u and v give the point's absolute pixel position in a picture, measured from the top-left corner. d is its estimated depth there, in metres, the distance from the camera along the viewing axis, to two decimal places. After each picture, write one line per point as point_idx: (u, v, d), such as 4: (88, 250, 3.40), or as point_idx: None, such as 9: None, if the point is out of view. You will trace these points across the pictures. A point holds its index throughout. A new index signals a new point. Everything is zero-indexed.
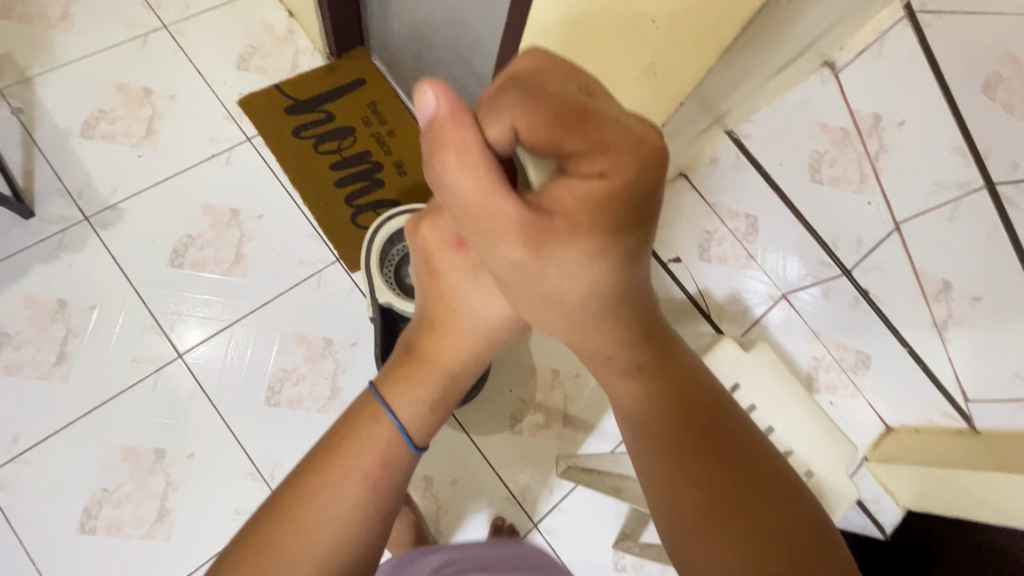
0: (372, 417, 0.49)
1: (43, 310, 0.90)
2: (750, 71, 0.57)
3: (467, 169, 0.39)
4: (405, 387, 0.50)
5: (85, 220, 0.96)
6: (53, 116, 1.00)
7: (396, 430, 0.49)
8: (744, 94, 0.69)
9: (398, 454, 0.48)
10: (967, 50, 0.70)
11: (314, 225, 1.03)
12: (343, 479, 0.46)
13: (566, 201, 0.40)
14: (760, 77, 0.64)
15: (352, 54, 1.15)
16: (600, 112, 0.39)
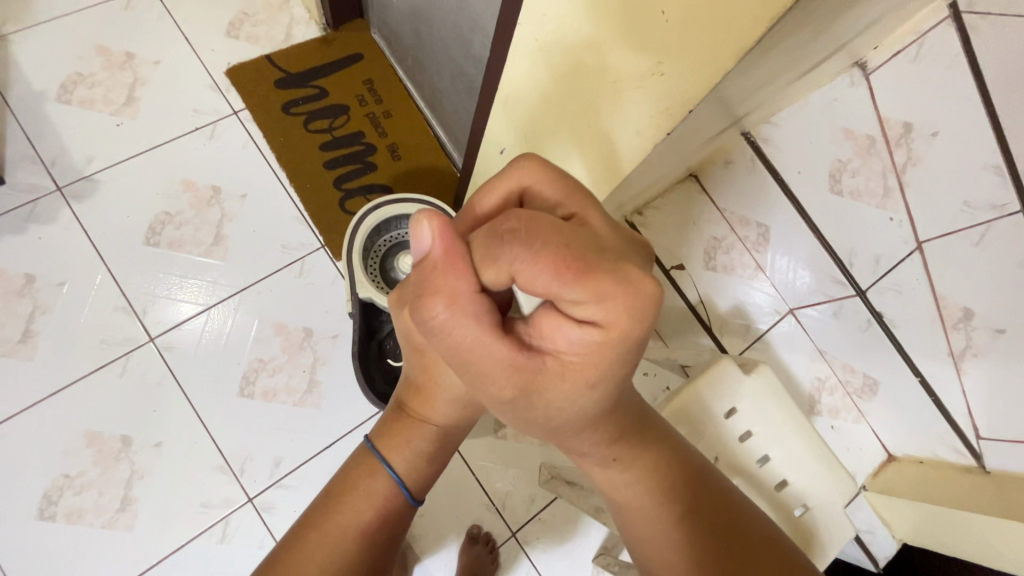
0: (370, 474, 0.51)
1: (10, 284, 0.86)
2: (775, 72, 0.48)
3: (455, 321, 0.35)
4: (399, 446, 0.51)
5: (57, 190, 0.91)
6: (29, 77, 0.94)
7: (394, 485, 0.51)
8: (763, 98, 0.63)
9: (396, 508, 0.51)
10: (1016, 58, 0.64)
11: (299, 209, 0.98)
12: (340, 540, 0.48)
13: (563, 351, 0.36)
14: (782, 81, 0.58)
15: (349, 26, 1.08)
16: (602, 262, 0.34)
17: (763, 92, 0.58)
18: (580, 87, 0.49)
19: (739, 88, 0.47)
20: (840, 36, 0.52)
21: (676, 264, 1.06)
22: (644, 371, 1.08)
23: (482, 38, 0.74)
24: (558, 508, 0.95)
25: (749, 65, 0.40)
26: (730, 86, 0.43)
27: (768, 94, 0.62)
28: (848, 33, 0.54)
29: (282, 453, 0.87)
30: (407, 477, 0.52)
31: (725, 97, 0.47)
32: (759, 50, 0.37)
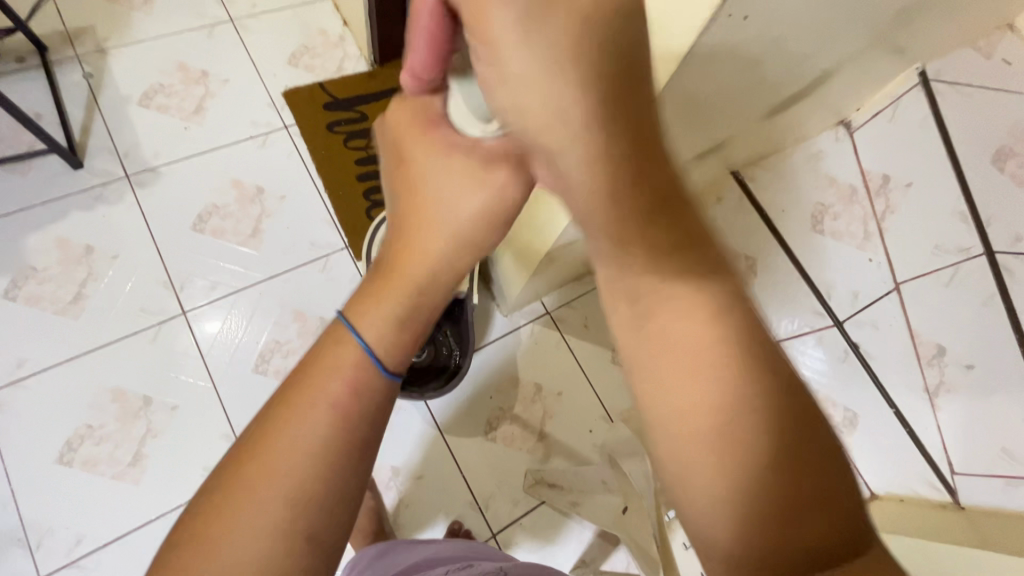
0: (334, 341, 0.39)
1: (71, 252, 0.97)
2: (733, 91, 0.56)
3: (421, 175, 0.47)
4: (371, 305, 0.39)
5: (125, 178, 1.04)
6: (118, 84, 1.11)
7: (365, 355, 0.39)
8: (738, 128, 0.71)
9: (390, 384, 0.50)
10: (978, 125, 0.76)
11: (330, 212, 1.09)
12: (304, 421, 0.36)
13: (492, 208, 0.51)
14: (754, 111, 0.66)
15: (393, 64, 1.24)
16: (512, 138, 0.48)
17: (738, 119, 0.68)
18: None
19: (703, 101, 0.55)
20: (799, 77, 0.62)
21: None
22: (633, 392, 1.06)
23: None
24: (539, 515, 0.97)
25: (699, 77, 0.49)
26: (691, 94, 0.52)
27: (742, 125, 0.71)
28: (806, 81, 0.64)
29: None
30: None
31: (692, 106, 0.56)
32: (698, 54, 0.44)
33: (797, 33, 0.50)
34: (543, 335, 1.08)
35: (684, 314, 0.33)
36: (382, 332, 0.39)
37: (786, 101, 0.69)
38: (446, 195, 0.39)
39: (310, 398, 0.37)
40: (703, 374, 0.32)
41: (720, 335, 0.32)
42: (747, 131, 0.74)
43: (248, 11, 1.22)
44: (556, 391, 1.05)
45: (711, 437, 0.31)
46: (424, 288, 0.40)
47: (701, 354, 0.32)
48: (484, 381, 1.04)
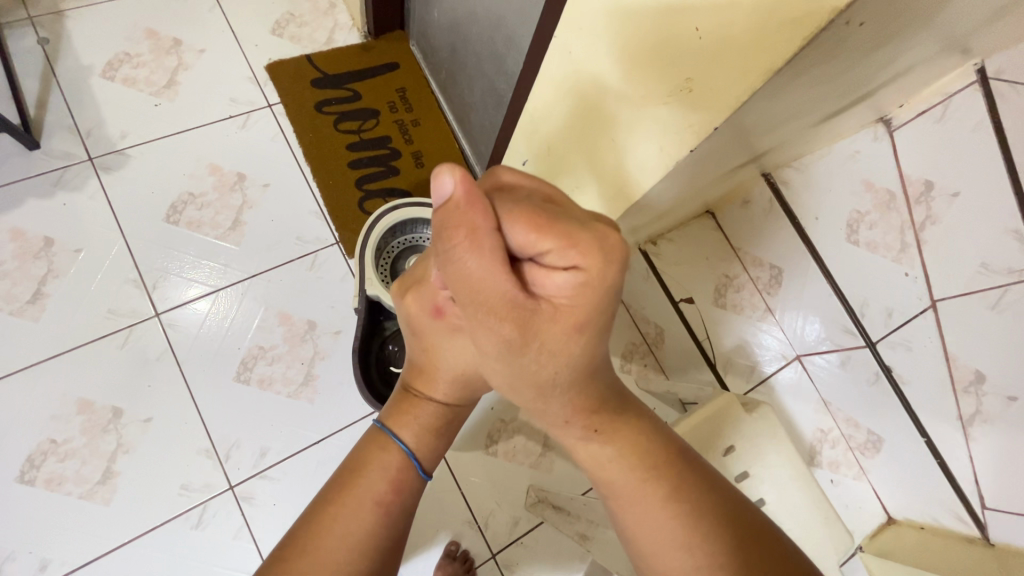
0: (381, 446, 0.52)
1: (29, 245, 0.87)
2: (802, 105, 0.50)
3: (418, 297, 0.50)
4: (406, 419, 0.52)
5: (88, 160, 0.93)
6: (78, 52, 0.98)
7: (405, 456, 0.51)
8: (786, 136, 0.62)
9: (408, 477, 0.51)
10: None
11: (319, 204, 0.99)
12: (358, 507, 0.48)
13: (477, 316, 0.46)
14: (812, 113, 0.57)
15: (389, 37, 1.12)
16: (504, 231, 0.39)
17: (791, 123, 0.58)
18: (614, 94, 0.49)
19: (770, 108, 0.46)
20: (871, 77, 0.52)
21: (685, 296, 1.04)
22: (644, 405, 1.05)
23: (515, 56, 0.76)
24: (541, 533, 0.92)
25: (783, 81, 0.39)
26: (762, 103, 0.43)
27: (791, 131, 0.62)
28: (876, 81, 0.55)
29: (270, 443, 0.86)
30: (419, 452, 0.52)
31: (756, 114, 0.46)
32: (790, 70, 0.37)
33: (889, 45, 0.44)
34: None
35: (604, 462, 0.48)
36: (419, 438, 0.52)
37: (842, 105, 0.60)
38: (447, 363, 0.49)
39: (357, 497, 0.48)
40: (641, 500, 0.47)
41: (648, 467, 0.48)
42: (791, 138, 0.66)
43: None
44: None
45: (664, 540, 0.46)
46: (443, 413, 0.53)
47: (636, 483, 0.48)
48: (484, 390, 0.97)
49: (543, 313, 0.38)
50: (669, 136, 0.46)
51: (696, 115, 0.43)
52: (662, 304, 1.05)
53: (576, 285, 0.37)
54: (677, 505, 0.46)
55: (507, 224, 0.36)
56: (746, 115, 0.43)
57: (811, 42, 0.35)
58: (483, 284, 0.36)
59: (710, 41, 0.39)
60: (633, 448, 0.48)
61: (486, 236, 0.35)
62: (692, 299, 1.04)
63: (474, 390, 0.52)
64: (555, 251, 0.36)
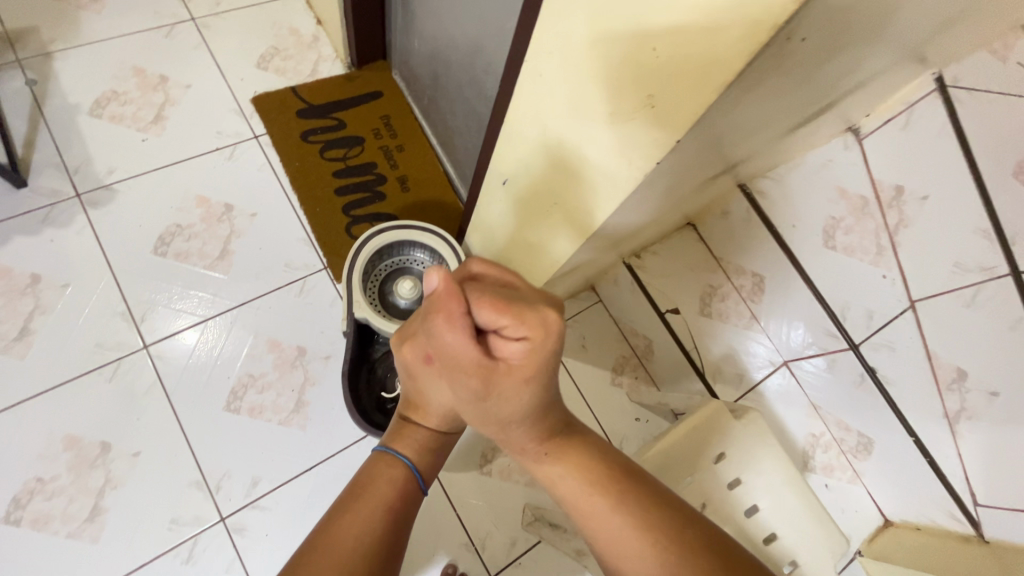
0: (386, 462, 0.53)
1: (16, 282, 0.87)
2: (764, 116, 0.52)
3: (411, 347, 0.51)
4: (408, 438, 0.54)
5: (76, 196, 0.94)
6: (66, 91, 1.00)
7: (409, 469, 0.53)
8: (757, 145, 0.64)
9: (413, 487, 0.53)
10: (999, 131, 0.69)
11: (307, 230, 1.01)
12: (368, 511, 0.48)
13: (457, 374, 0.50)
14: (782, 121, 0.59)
15: (372, 67, 1.15)
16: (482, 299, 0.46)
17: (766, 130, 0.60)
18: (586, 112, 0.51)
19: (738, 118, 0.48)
20: (830, 87, 0.55)
21: (671, 307, 1.05)
22: (637, 415, 1.07)
23: (493, 81, 0.79)
24: (540, 552, 0.91)
25: (738, 96, 0.41)
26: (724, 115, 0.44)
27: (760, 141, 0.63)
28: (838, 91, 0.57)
29: (261, 472, 0.85)
30: (421, 465, 0.54)
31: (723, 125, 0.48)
32: (743, 80, 0.39)
33: (839, 55, 0.46)
34: None
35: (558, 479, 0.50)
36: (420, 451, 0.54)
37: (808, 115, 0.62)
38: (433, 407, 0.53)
39: (368, 503, 0.49)
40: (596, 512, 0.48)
41: (606, 479, 0.49)
42: (762, 148, 0.67)
43: (211, 8, 1.12)
44: None
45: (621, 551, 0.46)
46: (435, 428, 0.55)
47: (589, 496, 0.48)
48: None
49: (504, 372, 0.42)
50: (636, 154, 0.48)
51: (660, 129, 0.44)
52: (649, 315, 1.06)
53: (529, 353, 0.41)
54: (630, 515, 0.46)
55: (475, 305, 0.41)
56: (708, 126, 0.45)
57: (758, 54, 0.36)
58: (456, 351, 0.42)
59: (669, 55, 0.41)
60: (584, 460, 0.50)
61: (456, 314, 0.41)
62: (678, 310, 1.05)
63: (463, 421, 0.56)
64: (512, 326, 0.41)
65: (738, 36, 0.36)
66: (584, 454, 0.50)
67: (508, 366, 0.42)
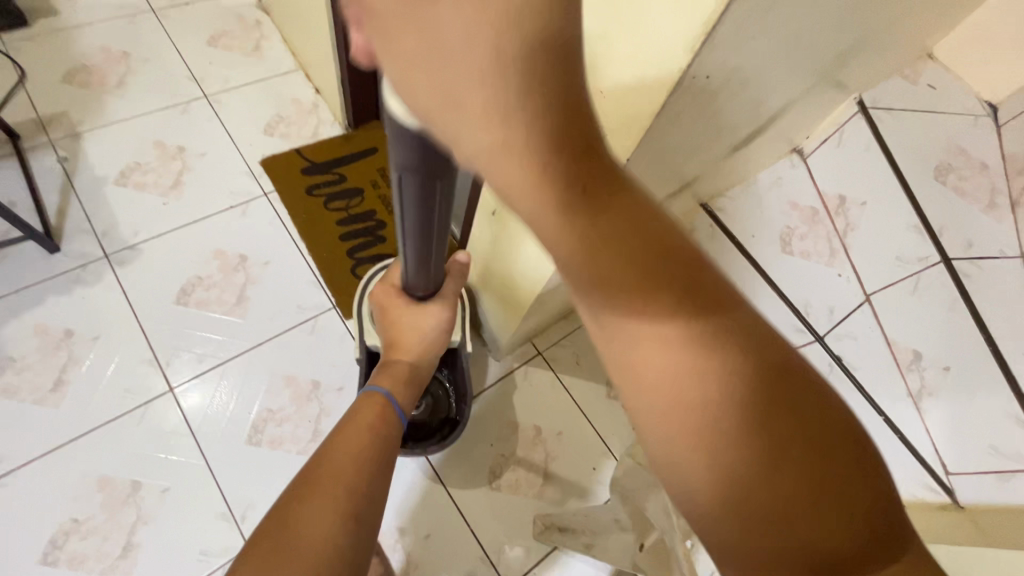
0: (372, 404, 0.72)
1: (51, 338, 0.95)
2: (699, 137, 0.62)
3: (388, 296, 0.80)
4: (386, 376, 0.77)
5: (104, 257, 1.03)
6: (94, 165, 1.11)
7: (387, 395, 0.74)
8: (710, 154, 0.73)
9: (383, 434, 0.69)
10: (913, 143, 0.88)
11: (315, 274, 1.10)
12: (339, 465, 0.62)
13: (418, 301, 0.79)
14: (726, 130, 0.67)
15: (366, 126, 1.28)
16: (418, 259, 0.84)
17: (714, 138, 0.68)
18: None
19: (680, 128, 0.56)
20: (762, 101, 0.64)
21: None
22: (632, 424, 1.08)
23: None
24: (554, 561, 0.95)
25: (674, 111, 0.50)
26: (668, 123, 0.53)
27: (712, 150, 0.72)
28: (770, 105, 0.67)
29: None
30: (395, 394, 0.76)
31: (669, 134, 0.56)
32: (667, 111, 0.49)
33: (751, 85, 0.57)
34: (536, 375, 1.11)
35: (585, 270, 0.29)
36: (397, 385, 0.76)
37: (752, 128, 0.72)
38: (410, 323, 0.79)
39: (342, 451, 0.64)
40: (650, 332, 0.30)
41: (661, 279, 0.29)
42: (716, 159, 0.77)
43: (221, 86, 1.26)
44: (555, 432, 1.06)
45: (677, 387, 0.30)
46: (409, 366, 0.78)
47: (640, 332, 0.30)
48: (481, 428, 1.04)
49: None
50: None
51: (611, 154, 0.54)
52: None
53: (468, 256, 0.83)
54: (704, 345, 0.29)
55: None
56: (648, 148, 0.54)
57: (673, 90, 0.46)
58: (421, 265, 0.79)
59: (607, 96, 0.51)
60: (649, 288, 0.29)
61: None
62: None
63: (429, 349, 0.81)
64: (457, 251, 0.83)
65: (665, 62, 0.44)
66: (653, 313, 0.29)
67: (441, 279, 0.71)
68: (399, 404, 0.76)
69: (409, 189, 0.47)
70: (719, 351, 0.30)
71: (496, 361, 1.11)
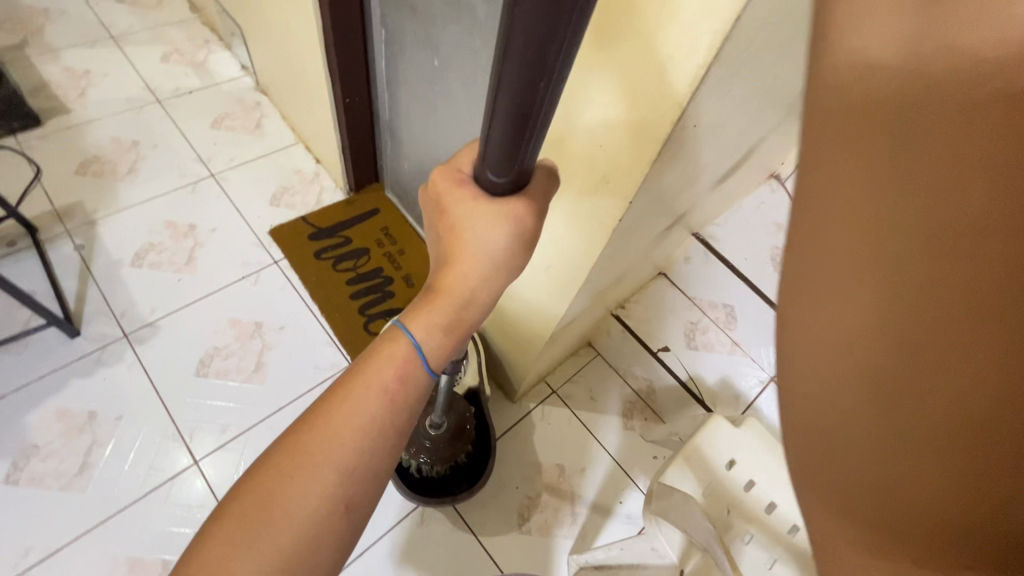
0: (393, 342, 0.49)
1: (74, 422, 0.96)
2: (693, 171, 0.67)
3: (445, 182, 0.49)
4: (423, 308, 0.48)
5: (123, 337, 1.05)
6: (109, 249, 1.15)
7: (413, 347, 0.49)
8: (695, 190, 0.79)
9: (411, 375, 0.49)
10: None
11: (330, 334, 1.13)
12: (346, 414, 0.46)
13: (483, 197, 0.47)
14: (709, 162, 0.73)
15: (367, 189, 1.35)
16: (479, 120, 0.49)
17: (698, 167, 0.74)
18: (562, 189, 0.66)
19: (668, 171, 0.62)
20: (736, 141, 0.71)
21: (661, 345, 1.16)
22: (655, 453, 1.10)
23: None
24: None
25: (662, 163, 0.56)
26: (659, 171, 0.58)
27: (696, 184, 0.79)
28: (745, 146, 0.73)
29: None
30: (429, 344, 0.49)
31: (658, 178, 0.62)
32: (666, 153, 0.54)
33: (734, 124, 0.62)
34: (552, 413, 1.12)
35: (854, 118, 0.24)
36: (431, 333, 0.48)
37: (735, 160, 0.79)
38: (470, 223, 0.47)
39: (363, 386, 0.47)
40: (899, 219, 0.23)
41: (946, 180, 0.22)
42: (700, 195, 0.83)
43: (227, 164, 1.33)
44: (579, 468, 1.07)
45: (889, 292, 0.23)
46: (460, 306, 0.49)
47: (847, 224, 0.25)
48: (504, 472, 1.05)
49: None
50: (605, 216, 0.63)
51: (616, 197, 0.60)
52: (643, 355, 1.16)
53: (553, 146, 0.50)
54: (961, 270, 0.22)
55: None
56: (649, 186, 0.59)
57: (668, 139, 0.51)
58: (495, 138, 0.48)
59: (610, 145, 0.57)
60: (890, 168, 0.23)
61: None
62: (668, 348, 1.16)
63: (499, 273, 0.49)
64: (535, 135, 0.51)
65: (657, 121, 0.50)
66: (894, 197, 0.23)
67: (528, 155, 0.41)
68: (432, 357, 0.50)
69: (532, 10, 0.30)
70: (989, 263, 0.21)
71: (512, 404, 1.13)
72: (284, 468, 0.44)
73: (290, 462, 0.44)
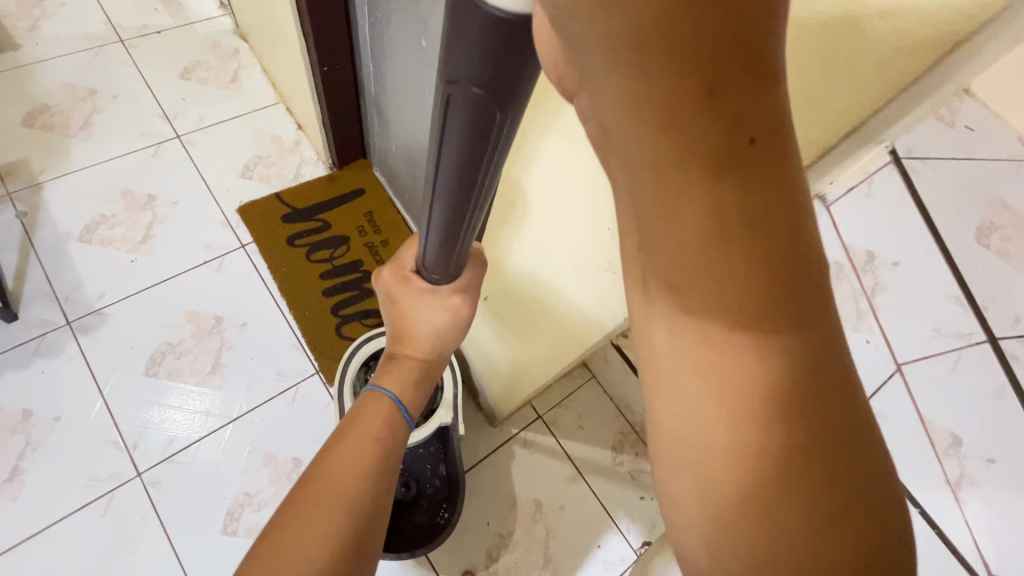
0: (370, 396, 0.50)
1: (7, 420, 0.87)
2: None
3: (391, 274, 0.50)
4: (392, 371, 0.51)
5: (66, 325, 0.95)
6: (56, 219, 1.03)
7: (394, 400, 0.50)
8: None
9: (397, 421, 0.50)
10: (944, 201, 0.87)
11: (297, 335, 1.01)
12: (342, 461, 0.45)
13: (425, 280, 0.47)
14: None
15: (353, 165, 1.19)
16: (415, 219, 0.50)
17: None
18: (568, 242, 0.52)
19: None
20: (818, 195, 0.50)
21: None
22: (642, 495, 1.01)
23: None
24: None
25: None
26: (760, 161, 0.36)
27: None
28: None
29: None
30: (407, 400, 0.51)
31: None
32: None
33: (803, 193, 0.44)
34: (536, 443, 1.03)
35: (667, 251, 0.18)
36: (406, 384, 0.50)
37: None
38: (417, 310, 0.48)
39: (355, 433, 0.47)
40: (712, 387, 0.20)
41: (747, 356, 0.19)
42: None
43: (195, 124, 1.17)
44: (558, 506, 0.98)
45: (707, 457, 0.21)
46: (423, 364, 0.51)
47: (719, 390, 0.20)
48: (476, 504, 0.97)
49: None
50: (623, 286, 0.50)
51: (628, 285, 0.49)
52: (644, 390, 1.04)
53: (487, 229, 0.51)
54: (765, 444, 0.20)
55: None
56: None
57: None
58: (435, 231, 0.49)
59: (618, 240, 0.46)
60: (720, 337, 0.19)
61: None
62: None
63: (453, 343, 0.52)
64: None
65: None
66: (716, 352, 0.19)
67: (461, 266, 0.43)
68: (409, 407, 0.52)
69: (459, 102, 0.24)
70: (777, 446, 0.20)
71: (494, 428, 1.03)
72: (280, 541, 0.40)
73: (285, 533, 0.40)
